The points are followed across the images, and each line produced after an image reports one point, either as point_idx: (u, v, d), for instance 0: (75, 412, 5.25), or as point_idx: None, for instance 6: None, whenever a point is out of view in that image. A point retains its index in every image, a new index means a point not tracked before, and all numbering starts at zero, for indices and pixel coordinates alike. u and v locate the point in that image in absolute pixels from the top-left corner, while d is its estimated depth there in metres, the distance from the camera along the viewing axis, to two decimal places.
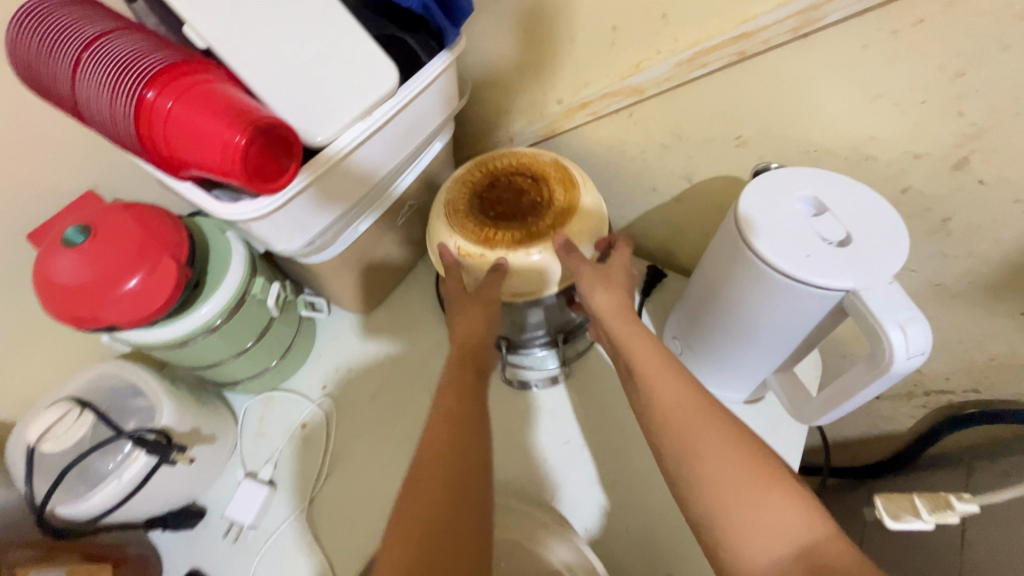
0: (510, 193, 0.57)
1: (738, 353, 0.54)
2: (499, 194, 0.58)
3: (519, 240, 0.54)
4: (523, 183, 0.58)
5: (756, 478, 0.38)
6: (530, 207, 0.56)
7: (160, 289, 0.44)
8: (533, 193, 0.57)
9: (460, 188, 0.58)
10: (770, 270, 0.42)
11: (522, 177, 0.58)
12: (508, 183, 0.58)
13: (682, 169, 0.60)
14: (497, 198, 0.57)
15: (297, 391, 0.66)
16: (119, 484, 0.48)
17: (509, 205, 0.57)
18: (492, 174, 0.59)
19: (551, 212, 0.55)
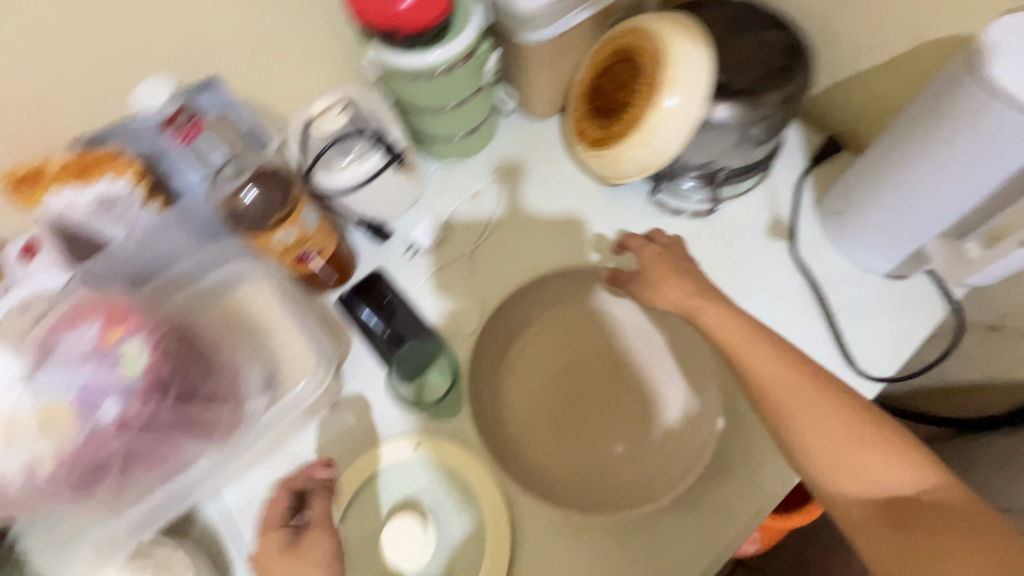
0: (614, 83, 0.61)
1: (906, 210, 0.55)
2: (608, 83, 0.62)
3: (638, 117, 0.57)
4: (618, 64, 0.61)
5: (864, 439, 0.45)
6: (632, 83, 0.59)
7: (428, 13, 0.55)
8: (631, 69, 0.59)
9: (588, 74, 0.64)
10: (996, 100, 0.42)
11: (615, 64, 0.61)
12: (610, 70, 0.61)
13: (914, 25, 0.57)
14: (606, 89, 0.62)
15: (474, 168, 0.78)
16: (361, 170, 0.62)
17: (612, 96, 0.61)
18: (596, 71, 0.63)
19: (649, 72, 0.56)
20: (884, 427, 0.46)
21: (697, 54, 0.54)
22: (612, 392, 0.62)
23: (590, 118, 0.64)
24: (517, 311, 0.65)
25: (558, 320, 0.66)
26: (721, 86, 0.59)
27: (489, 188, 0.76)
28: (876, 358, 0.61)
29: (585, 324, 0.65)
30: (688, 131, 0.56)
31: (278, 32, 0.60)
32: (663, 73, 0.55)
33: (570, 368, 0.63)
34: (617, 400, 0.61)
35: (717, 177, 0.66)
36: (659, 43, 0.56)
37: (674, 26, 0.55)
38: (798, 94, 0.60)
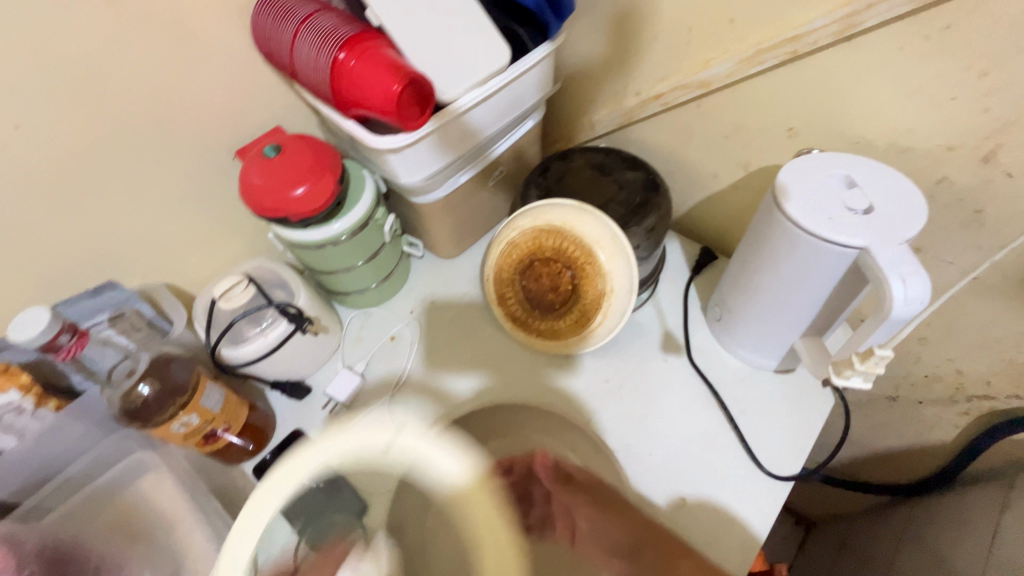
0: (550, 278, 0.66)
1: (769, 316, 0.61)
2: (542, 272, 0.66)
3: (559, 330, 0.68)
4: (562, 268, 0.65)
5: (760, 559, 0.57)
6: (567, 295, 0.66)
7: (319, 196, 0.60)
8: (569, 282, 0.65)
9: (526, 241, 0.66)
10: (798, 229, 0.50)
11: (560, 265, 0.65)
12: (552, 266, 0.65)
13: (739, 157, 0.68)
14: (540, 273, 0.66)
15: (390, 311, 0.81)
16: (265, 340, 0.65)
17: (543, 284, 0.67)
18: (537, 252, 0.66)
19: (585, 304, 0.66)
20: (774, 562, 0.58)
21: (617, 307, 0.64)
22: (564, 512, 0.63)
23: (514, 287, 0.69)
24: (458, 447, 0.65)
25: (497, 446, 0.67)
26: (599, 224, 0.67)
27: (405, 329, 0.79)
28: (780, 455, 0.63)
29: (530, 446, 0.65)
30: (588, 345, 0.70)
31: (182, 217, 0.66)
32: (595, 319, 0.66)
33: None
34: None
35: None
36: (607, 288, 0.64)
37: (621, 276, 0.63)
38: (660, 226, 0.69)
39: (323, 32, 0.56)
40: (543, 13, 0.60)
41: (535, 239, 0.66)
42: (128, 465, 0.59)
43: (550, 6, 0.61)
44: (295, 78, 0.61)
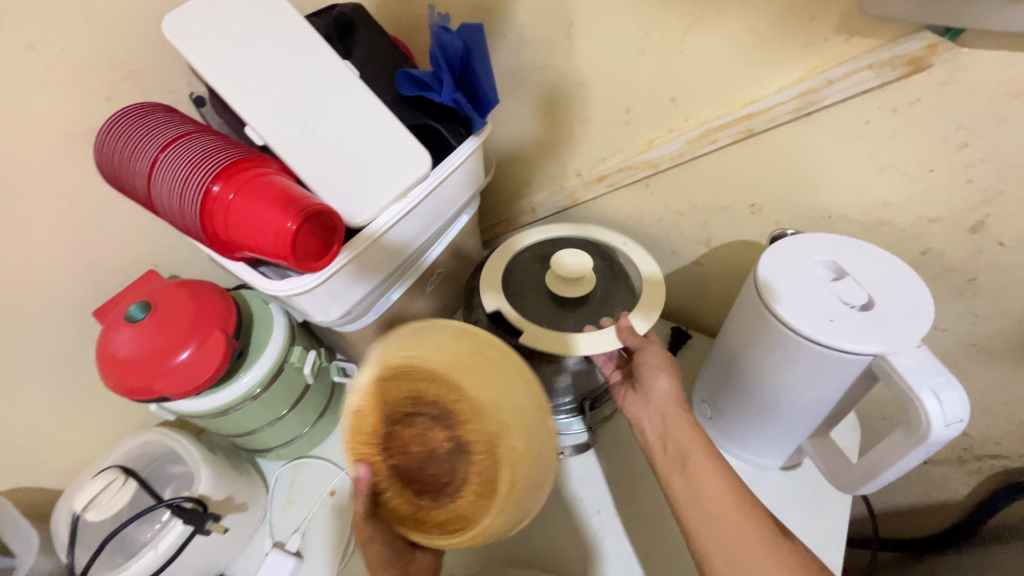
0: (415, 441, 0.43)
1: (769, 419, 0.53)
2: (403, 434, 0.43)
3: (465, 514, 0.41)
4: (428, 427, 0.43)
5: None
6: (456, 443, 0.42)
7: (209, 361, 0.47)
8: (449, 438, 0.42)
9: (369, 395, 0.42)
10: (793, 335, 0.42)
11: (424, 414, 0.42)
12: (416, 423, 0.43)
13: (699, 234, 0.62)
14: (399, 447, 0.42)
15: (327, 457, 0.67)
16: (154, 554, 0.49)
17: (414, 455, 0.43)
18: (386, 410, 0.42)
19: (480, 465, 0.42)
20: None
21: (546, 429, 0.41)
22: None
23: (378, 474, 0.42)
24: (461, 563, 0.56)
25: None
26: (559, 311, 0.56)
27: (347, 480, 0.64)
28: None
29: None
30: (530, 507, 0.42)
31: (27, 401, 0.51)
32: (484, 509, 0.41)
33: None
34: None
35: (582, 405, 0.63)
36: (505, 418, 0.41)
37: (511, 382, 0.42)
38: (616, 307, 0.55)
39: (193, 158, 0.44)
40: (463, 108, 0.52)
41: (372, 394, 0.42)
42: None
43: (468, 99, 0.53)
44: (153, 209, 0.47)
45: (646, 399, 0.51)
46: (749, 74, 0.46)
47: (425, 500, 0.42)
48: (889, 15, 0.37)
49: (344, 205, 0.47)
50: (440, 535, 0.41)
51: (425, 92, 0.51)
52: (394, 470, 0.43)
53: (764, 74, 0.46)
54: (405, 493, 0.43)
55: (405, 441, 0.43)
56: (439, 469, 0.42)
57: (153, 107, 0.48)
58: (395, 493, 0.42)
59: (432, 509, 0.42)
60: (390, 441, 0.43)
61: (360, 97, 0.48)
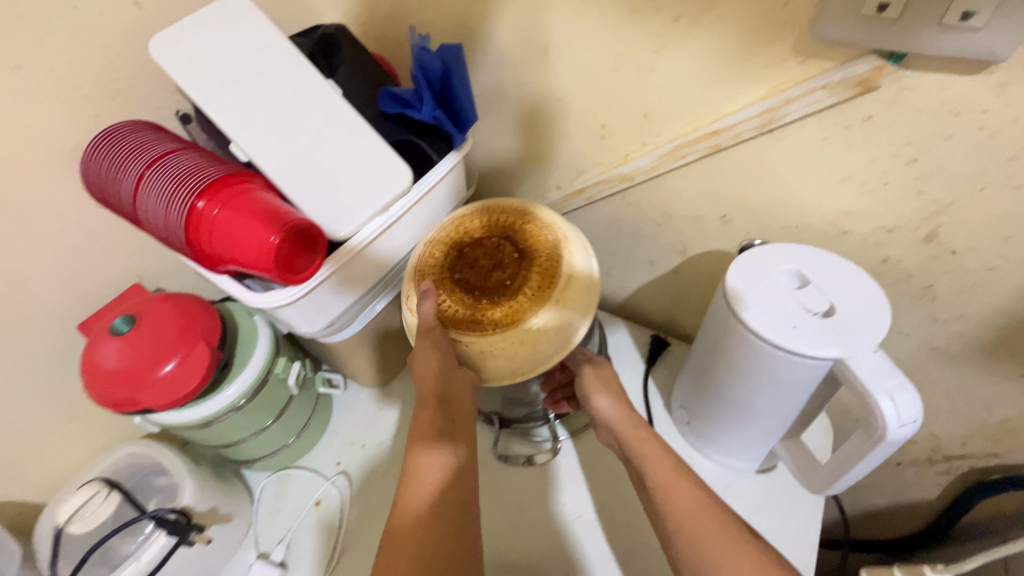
0: (488, 257, 0.56)
1: (742, 423, 0.54)
2: (472, 263, 0.56)
3: (523, 305, 0.52)
4: (499, 242, 0.57)
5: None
6: (514, 271, 0.54)
7: (193, 373, 0.48)
8: (513, 251, 0.55)
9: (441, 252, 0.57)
10: (759, 340, 0.44)
11: (471, 250, 0.57)
12: (485, 243, 0.57)
13: (675, 244, 0.64)
14: (469, 257, 0.56)
15: (312, 466, 0.67)
16: (137, 565, 0.49)
17: (480, 251, 0.56)
18: (450, 248, 0.57)
19: (542, 266, 0.54)
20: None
21: (587, 278, 0.54)
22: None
23: (446, 284, 0.55)
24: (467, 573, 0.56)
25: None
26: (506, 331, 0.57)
27: (332, 489, 0.65)
28: None
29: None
30: (589, 285, 0.53)
31: (11, 414, 0.52)
32: (539, 262, 0.55)
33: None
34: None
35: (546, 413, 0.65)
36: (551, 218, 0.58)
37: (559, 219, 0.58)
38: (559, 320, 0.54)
39: (177, 175, 0.45)
40: (443, 125, 0.54)
41: (450, 234, 0.58)
42: None
43: (448, 116, 0.54)
44: (137, 224, 0.48)
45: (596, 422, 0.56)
46: (714, 92, 0.49)
47: (488, 307, 0.53)
48: (839, 39, 0.39)
49: (327, 221, 0.48)
50: (499, 328, 0.52)
51: (406, 110, 0.53)
52: (458, 284, 0.56)
53: (729, 92, 0.48)
54: (465, 299, 0.54)
55: (473, 269, 0.56)
56: (497, 278, 0.55)
57: (140, 125, 0.49)
58: (459, 305, 0.54)
59: (495, 312, 0.53)
60: (462, 261, 0.57)
61: (343, 114, 0.50)
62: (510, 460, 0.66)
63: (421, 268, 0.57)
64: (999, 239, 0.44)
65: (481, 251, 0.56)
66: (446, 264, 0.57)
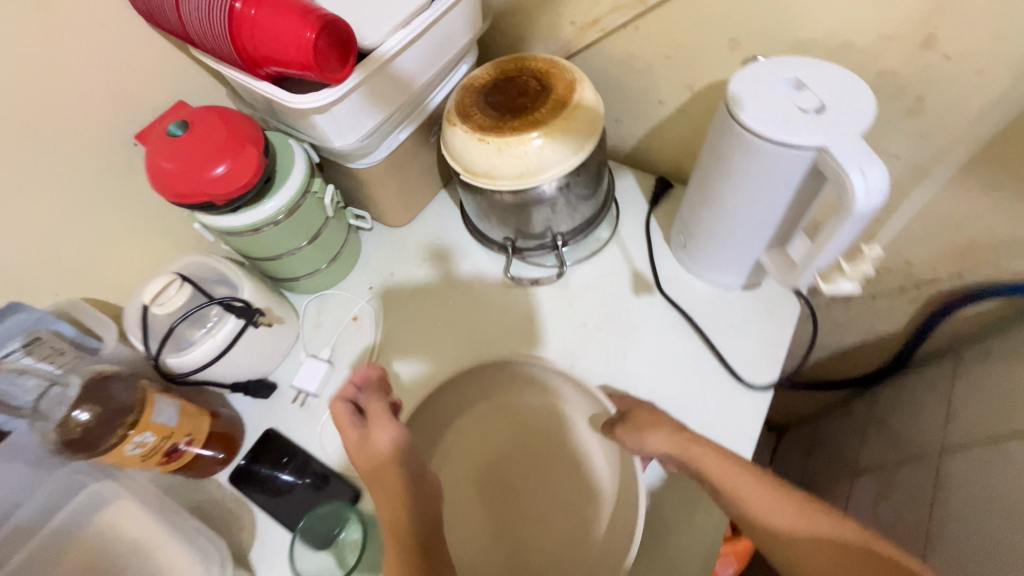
0: (516, 87, 0.63)
1: (730, 234, 0.61)
2: (502, 92, 0.63)
3: (540, 120, 0.60)
4: (529, 78, 0.64)
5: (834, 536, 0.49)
6: (537, 98, 0.62)
7: (245, 170, 0.54)
8: (537, 84, 0.63)
9: (478, 86, 0.64)
10: (751, 137, 0.49)
11: (503, 84, 0.64)
12: (517, 78, 0.64)
13: (683, 78, 0.66)
14: (502, 88, 0.63)
15: (347, 290, 0.76)
16: (215, 340, 0.59)
17: (511, 85, 0.63)
18: (486, 83, 0.64)
19: (560, 93, 0.61)
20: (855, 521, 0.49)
21: (595, 113, 0.61)
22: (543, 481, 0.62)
23: (478, 104, 0.62)
24: (431, 419, 0.64)
25: (465, 406, 0.66)
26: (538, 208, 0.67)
27: (367, 307, 0.74)
28: (760, 361, 0.65)
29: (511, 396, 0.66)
30: (597, 122, 0.61)
31: (88, 219, 0.59)
32: (559, 89, 0.61)
33: (488, 466, 0.64)
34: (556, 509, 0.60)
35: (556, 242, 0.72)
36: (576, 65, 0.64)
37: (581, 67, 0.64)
38: (575, 138, 0.60)
39: None
40: None
41: (486, 74, 0.65)
42: (84, 498, 0.55)
43: None
44: (192, 43, 0.52)
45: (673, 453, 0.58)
46: None
47: (511, 120, 0.61)
48: None
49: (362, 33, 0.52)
50: (518, 132, 0.59)
51: None
52: (487, 106, 0.62)
53: None
54: (493, 114, 0.61)
55: (502, 96, 0.63)
56: (522, 102, 0.62)
57: None
58: (487, 118, 0.61)
59: (517, 122, 0.60)
60: (494, 90, 0.64)
61: None
62: (520, 281, 0.74)
63: (460, 94, 0.64)
64: (991, 38, 0.47)
65: (509, 85, 0.63)
66: (481, 92, 0.64)
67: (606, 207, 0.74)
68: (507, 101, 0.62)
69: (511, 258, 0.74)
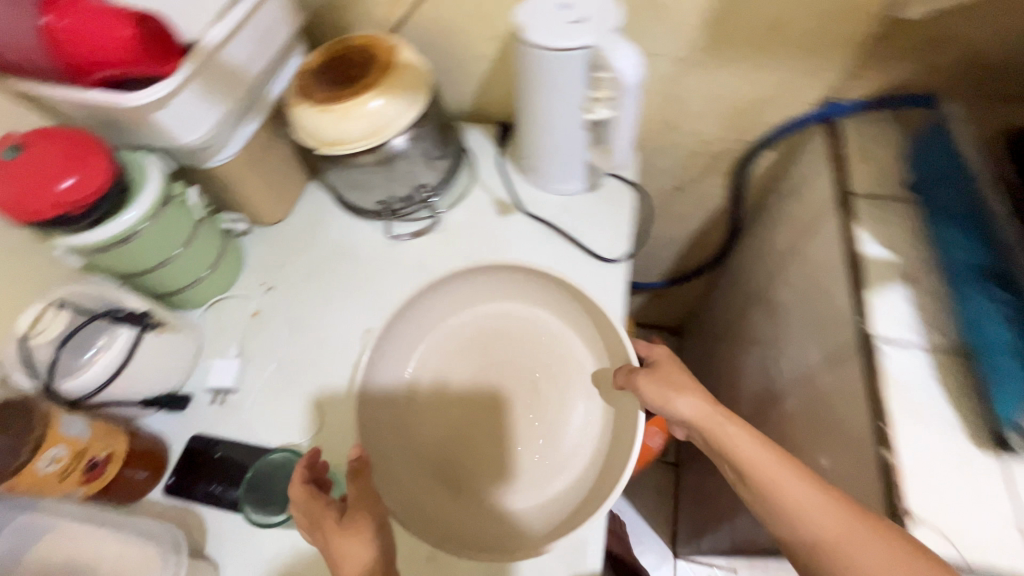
0: (346, 63, 0.70)
1: (557, 144, 0.73)
2: (335, 70, 0.70)
3: (371, 83, 0.68)
4: (355, 53, 0.71)
5: (853, 528, 0.47)
6: (365, 68, 0.69)
7: (93, 179, 0.56)
8: (363, 56, 0.70)
9: (311, 70, 0.71)
10: (537, 50, 0.61)
11: (334, 63, 0.71)
12: (345, 56, 0.71)
13: (490, 30, 0.77)
14: (333, 67, 0.70)
15: (240, 292, 0.78)
16: (109, 356, 0.59)
17: (341, 62, 0.71)
18: (318, 65, 0.71)
19: (384, 58, 0.70)
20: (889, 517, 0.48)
21: (420, 69, 0.71)
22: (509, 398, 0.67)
23: (314, 83, 0.69)
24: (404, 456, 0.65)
25: (452, 367, 0.70)
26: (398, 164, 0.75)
27: (264, 301, 0.77)
28: (611, 243, 0.77)
29: (479, 294, 0.73)
30: (424, 77, 0.71)
31: None
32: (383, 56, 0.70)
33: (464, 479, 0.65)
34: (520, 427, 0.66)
35: (427, 195, 0.81)
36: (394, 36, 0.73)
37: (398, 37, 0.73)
38: (408, 91, 0.69)
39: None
40: None
41: (316, 58, 0.72)
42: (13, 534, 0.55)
43: None
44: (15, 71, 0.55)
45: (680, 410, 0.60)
46: None
47: (346, 89, 0.68)
48: None
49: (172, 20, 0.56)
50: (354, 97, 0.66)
51: None
52: (323, 84, 0.69)
53: None
54: (329, 88, 0.68)
55: (335, 73, 0.70)
56: (353, 73, 0.69)
57: None
58: (325, 92, 0.68)
59: (351, 89, 0.67)
60: (327, 69, 0.70)
61: None
62: (400, 237, 0.81)
63: (296, 80, 0.70)
64: None
65: (339, 62, 0.71)
66: (315, 74, 0.70)
67: (461, 157, 0.85)
68: (340, 75, 0.69)
69: (388, 220, 0.81)
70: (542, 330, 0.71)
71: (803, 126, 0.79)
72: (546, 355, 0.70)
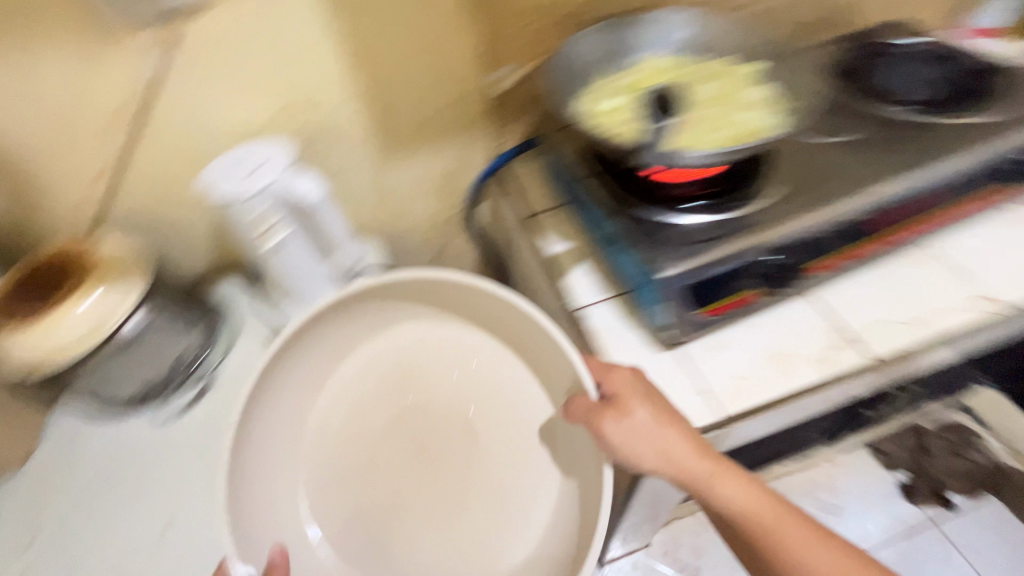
0: (43, 279, 0.69)
1: (292, 267, 0.80)
2: (33, 289, 0.68)
3: (75, 288, 0.67)
4: (51, 265, 0.70)
5: (782, 518, 0.58)
6: (65, 275, 0.69)
7: None
8: (61, 265, 0.70)
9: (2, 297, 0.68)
10: (226, 202, 0.68)
11: (30, 282, 0.69)
12: (39, 271, 0.70)
13: (194, 196, 0.83)
14: (30, 287, 0.69)
15: None
16: None
17: (37, 279, 0.69)
18: (11, 290, 0.68)
19: (82, 261, 0.70)
20: (833, 536, 0.57)
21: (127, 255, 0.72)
22: (434, 443, 0.70)
23: (9, 311, 0.66)
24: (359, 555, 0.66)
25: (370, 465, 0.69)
26: (138, 346, 0.73)
27: (28, 556, 0.67)
28: None
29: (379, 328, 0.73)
30: (136, 260, 0.72)
31: None
32: (81, 258, 0.70)
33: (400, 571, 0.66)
34: (455, 470, 0.69)
35: (196, 360, 0.81)
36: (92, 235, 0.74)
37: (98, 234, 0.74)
38: (120, 280, 0.69)
39: None
40: None
41: (7, 284, 0.69)
42: None
43: None
44: None
45: (628, 425, 0.58)
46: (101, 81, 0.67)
47: (47, 303, 0.66)
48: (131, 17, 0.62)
49: None
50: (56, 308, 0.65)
51: None
52: (20, 308, 0.67)
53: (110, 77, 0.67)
54: (28, 311, 0.66)
55: (32, 293, 0.68)
56: (54, 284, 0.69)
57: None
58: (23, 316, 0.65)
59: (52, 302, 0.66)
60: (23, 291, 0.68)
61: None
62: (168, 420, 0.77)
63: None
64: (321, 90, 0.78)
65: (34, 279, 0.69)
66: (7, 300, 0.67)
67: (218, 314, 0.88)
68: (39, 292, 0.68)
69: (155, 404, 0.78)
70: (451, 348, 0.73)
71: (485, 180, 0.99)
72: (470, 382, 0.72)
